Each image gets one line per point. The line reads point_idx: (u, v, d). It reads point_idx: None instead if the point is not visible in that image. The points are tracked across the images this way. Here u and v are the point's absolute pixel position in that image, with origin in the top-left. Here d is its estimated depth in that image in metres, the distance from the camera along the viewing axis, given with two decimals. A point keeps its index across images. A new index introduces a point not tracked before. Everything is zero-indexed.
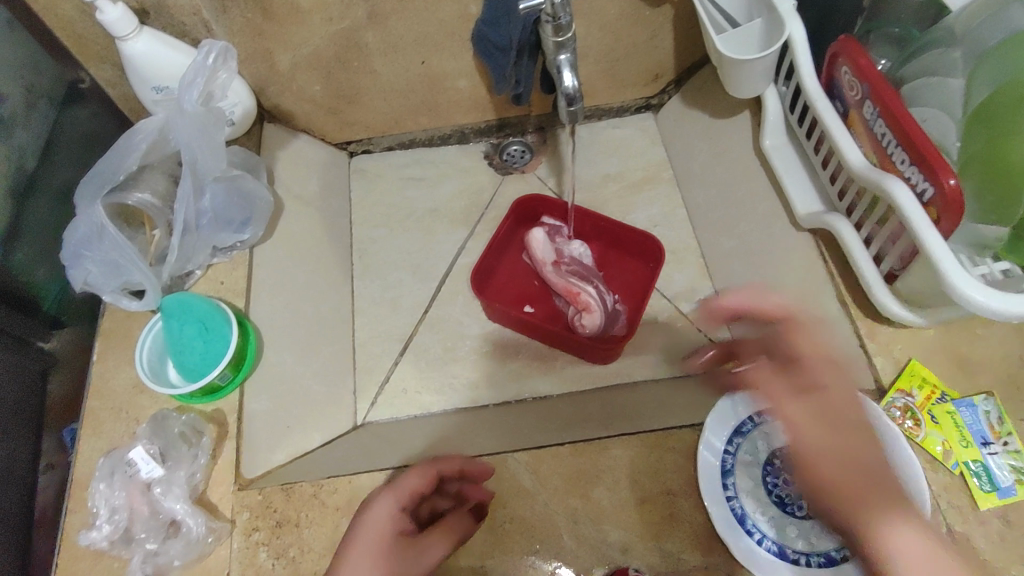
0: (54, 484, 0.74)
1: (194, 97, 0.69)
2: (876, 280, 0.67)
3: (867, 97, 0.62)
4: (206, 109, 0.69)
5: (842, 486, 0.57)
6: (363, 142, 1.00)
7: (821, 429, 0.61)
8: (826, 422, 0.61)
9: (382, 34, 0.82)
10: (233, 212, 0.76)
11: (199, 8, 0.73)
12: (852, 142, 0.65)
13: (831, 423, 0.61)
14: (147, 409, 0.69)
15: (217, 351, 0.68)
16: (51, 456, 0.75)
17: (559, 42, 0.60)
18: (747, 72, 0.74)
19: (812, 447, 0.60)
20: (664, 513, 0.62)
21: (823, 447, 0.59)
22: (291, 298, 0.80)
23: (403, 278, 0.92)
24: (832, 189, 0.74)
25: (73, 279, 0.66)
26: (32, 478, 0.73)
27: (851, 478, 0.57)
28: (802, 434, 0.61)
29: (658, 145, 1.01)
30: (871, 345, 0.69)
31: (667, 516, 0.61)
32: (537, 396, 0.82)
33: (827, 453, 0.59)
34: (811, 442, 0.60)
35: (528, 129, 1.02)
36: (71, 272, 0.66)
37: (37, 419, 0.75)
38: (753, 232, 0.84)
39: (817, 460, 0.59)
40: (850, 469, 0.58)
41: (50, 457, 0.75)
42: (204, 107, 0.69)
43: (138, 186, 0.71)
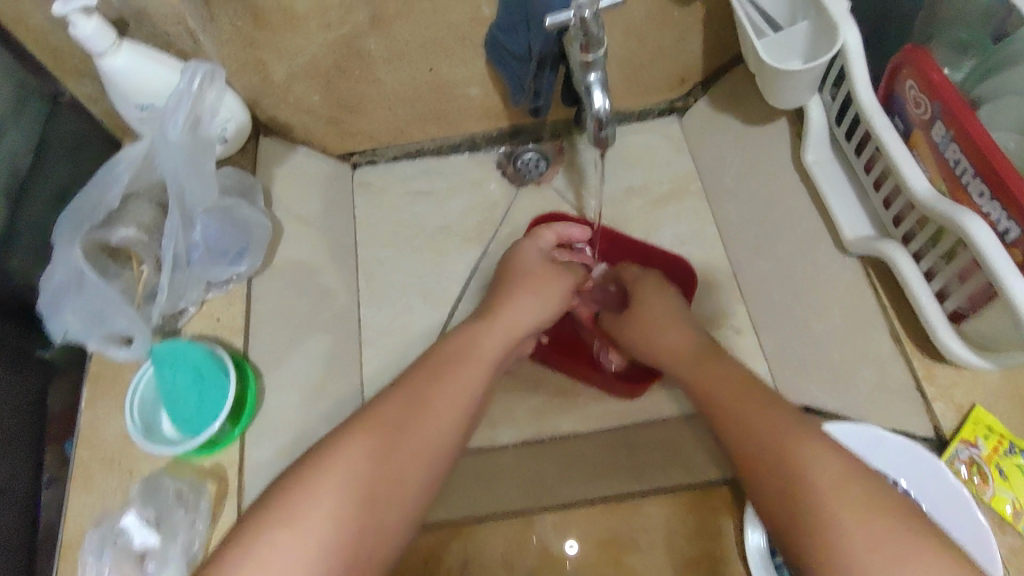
0: (55, 501, 0.73)
1: (180, 123, 0.62)
2: (938, 319, 0.61)
3: (939, 117, 0.55)
4: (193, 136, 0.63)
5: (766, 436, 0.54)
6: (366, 153, 0.93)
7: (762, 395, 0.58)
8: (677, 327, 0.70)
9: (387, 40, 0.75)
10: (227, 242, 0.69)
11: (183, 17, 0.65)
12: (916, 168, 0.58)
13: (681, 321, 0.71)
14: (141, 463, 0.63)
15: (214, 401, 0.62)
16: (52, 471, 0.74)
17: (589, 60, 0.53)
18: (794, 82, 0.67)
19: (756, 418, 0.56)
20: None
21: (687, 347, 0.68)
22: (293, 331, 0.75)
23: (413, 303, 0.86)
24: (885, 213, 0.67)
25: (53, 331, 0.61)
26: (34, 496, 0.73)
27: (802, 442, 0.52)
28: (715, 384, 0.61)
29: (683, 153, 0.94)
30: (929, 390, 0.64)
31: None
32: (559, 436, 0.75)
33: (693, 352, 0.67)
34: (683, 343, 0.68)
35: (543, 135, 0.94)
36: (50, 326, 0.61)
37: (36, 441, 0.73)
38: (792, 254, 0.77)
39: (756, 424, 0.55)
40: (811, 443, 0.52)
41: (52, 471, 0.73)
42: (191, 134, 0.63)
43: (123, 220, 0.64)
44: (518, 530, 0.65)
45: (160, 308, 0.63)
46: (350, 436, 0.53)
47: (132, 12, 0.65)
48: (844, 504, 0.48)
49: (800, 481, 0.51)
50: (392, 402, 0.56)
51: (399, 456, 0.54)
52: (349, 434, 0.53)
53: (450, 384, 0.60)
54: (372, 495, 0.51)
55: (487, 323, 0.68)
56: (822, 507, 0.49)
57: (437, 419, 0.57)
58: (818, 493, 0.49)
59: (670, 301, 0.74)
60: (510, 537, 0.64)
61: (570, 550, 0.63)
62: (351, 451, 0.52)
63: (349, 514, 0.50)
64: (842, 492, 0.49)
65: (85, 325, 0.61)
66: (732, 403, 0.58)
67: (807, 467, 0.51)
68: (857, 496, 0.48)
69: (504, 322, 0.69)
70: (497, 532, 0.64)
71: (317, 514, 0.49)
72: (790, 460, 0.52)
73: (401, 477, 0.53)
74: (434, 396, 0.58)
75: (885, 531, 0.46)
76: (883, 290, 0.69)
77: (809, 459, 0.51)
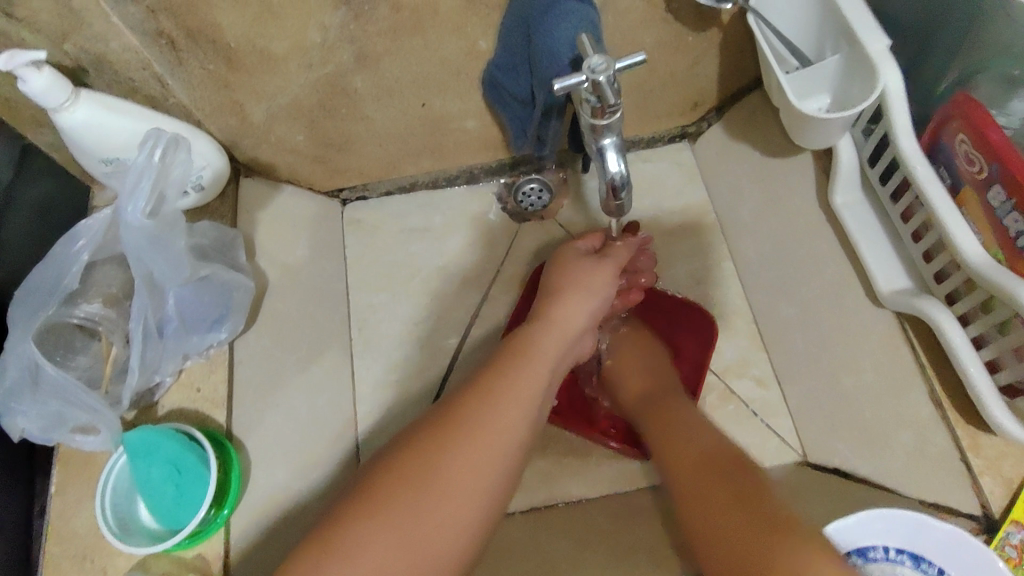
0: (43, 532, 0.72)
1: (140, 207, 0.56)
2: (988, 391, 0.55)
3: (998, 179, 0.50)
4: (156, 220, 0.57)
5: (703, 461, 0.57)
6: (357, 188, 0.86)
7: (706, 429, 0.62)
8: (646, 377, 0.71)
9: (373, 77, 0.68)
10: (205, 309, 0.64)
11: (148, 62, 0.61)
12: (967, 231, 0.52)
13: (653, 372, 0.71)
14: (116, 559, 0.57)
15: (194, 493, 0.58)
16: None
17: (602, 124, 0.47)
18: (824, 126, 0.61)
19: (692, 436, 0.60)
20: None
21: (647, 399, 0.68)
22: (279, 396, 0.69)
23: (409, 355, 0.80)
24: (926, 267, 0.61)
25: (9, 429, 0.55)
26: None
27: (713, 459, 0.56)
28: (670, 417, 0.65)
29: (697, 184, 0.87)
30: (975, 462, 0.58)
31: None
32: (570, 501, 0.70)
33: (651, 404, 0.67)
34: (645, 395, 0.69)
35: (546, 166, 0.85)
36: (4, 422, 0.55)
37: None
38: (820, 301, 0.70)
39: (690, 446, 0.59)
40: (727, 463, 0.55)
41: None
42: (154, 216, 0.57)
43: (87, 294, 0.60)
44: None
45: (131, 392, 0.57)
46: (383, 483, 0.49)
47: (91, 58, 0.59)
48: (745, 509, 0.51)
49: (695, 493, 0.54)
50: (428, 433, 0.52)
51: (438, 501, 0.49)
52: (385, 481, 0.49)
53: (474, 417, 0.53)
54: (410, 540, 0.47)
55: (544, 327, 0.61)
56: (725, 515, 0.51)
57: (486, 451, 0.51)
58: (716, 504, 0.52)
59: (654, 357, 0.73)
60: None
61: None
62: (388, 497, 0.48)
63: (388, 556, 0.46)
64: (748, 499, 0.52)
65: (45, 428, 0.55)
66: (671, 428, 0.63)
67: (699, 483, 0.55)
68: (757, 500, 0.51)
69: (559, 326, 0.61)
70: None
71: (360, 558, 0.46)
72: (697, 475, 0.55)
73: (443, 524, 0.48)
74: (486, 428, 0.52)
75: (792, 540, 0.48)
76: (921, 347, 0.62)
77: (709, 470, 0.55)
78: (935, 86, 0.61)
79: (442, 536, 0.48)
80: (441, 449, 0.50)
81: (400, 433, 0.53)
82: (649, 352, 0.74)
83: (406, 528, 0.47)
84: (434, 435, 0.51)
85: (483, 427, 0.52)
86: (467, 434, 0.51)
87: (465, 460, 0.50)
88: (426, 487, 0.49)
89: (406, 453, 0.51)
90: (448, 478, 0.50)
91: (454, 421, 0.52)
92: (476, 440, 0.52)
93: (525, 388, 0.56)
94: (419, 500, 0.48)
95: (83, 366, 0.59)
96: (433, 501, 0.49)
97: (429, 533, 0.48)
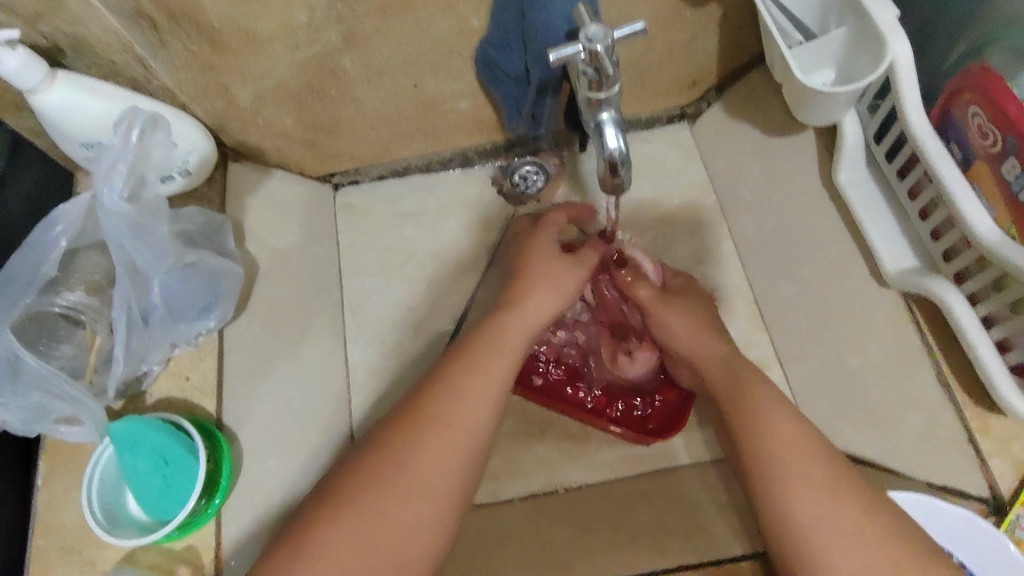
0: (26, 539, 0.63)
1: (118, 190, 0.54)
2: (999, 372, 0.54)
3: (1014, 152, 0.48)
4: (136, 204, 0.55)
5: (770, 457, 0.52)
6: (348, 172, 0.83)
7: (795, 421, 0.54)
8: (712, 337, 0.64)
9: (363, 58, 0.66)
10: (193, 297, 0.62)
11: (129, 43, 0.59)
12: (980, 208, 0.51)
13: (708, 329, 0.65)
14: (104, 551, 0.56)
15: (182, 488, 0.56)
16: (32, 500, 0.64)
17: (599, 98, 0.46)
18: (828, 102, 0.59)
19: (783, 441, 0.53)
20: None
21: (717, 360, 0.62)
22: (271, 385, 0.67)
23: (404, 341, 0.78)
24: (933, 246, 0.60)
25: None
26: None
27: (807, 487, 0.50)
28: (753, 402, 0.56)
29: (695, 163, 0.82)
30: (985, 445, 0.58)
31: None
32: (570, 487, 0.68)
33: (718, 365, 0.62)
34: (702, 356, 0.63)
35: (541, 146, 0.83)
36: None
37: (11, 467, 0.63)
38: (823, 282, 0.68)
39: (775, 461, 0.52)
40: (826, 490, 0.50)
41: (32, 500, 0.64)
42: (134, 200, 0.55)
43: (69, 282, 0.58)
44: None
45: (115, 381, 0.56)
46: (348, 487, 0.49)
47: (69, 40, 0.57)
48: (840, 556, 0.47)
49: (785, 526, 0.50)
50: (388, 435, 0.52)
51: (406, 499, 0.49)
52: (348, 487, 0.49)
53: (441, 406, 0.53)
54: (376, 541, 0.47)
55: (508, 320, 0.61)
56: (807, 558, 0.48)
57: (444, 447, 0.51)
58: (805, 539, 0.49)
59: (701, 313, 0.67)
60: None
61: None
62: (354, 500, 0.48)
63: (356, 560, 0.46)
64: (844, 541, 0.48)
65: (27, 420, 0.53)
66: (751, 412, 0.55)
67: (788, 513, 0.50)
68: (849, 544, 0.47)
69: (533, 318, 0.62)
70: None
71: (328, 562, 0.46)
72: (773, 498, 0.51)
73: (408, 524, 0.48)
74: (447, 424, 0.52)
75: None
76: (926, 325, 0.62)
77: (793, 498, 0.50)
78: (944, 58, 0.59)
79: (410, 536, 0.48)
80: (403, 451, 0.50)
81: (369, 435, 0.53)
82: (700, 305, 0.67)
83: (371, 530, 0.47)
84: (396, 435, 0.51)
85: (445, 425, 0.52)
86: (431, 433, 0.52)
87: (423, 460, 0.50)
88: (385, 487, 0.49)
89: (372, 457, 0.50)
90: (411, 478, 0.50)
91: (411, 422, 0.52)
92: (436, 439, 0.52)
93: (491, 379, 0.56)
94: (382, 501, 0.48)
95: (67, 355, 0.57)
96: (395, 501, 0.49)
97: (397, 534, 0.48)
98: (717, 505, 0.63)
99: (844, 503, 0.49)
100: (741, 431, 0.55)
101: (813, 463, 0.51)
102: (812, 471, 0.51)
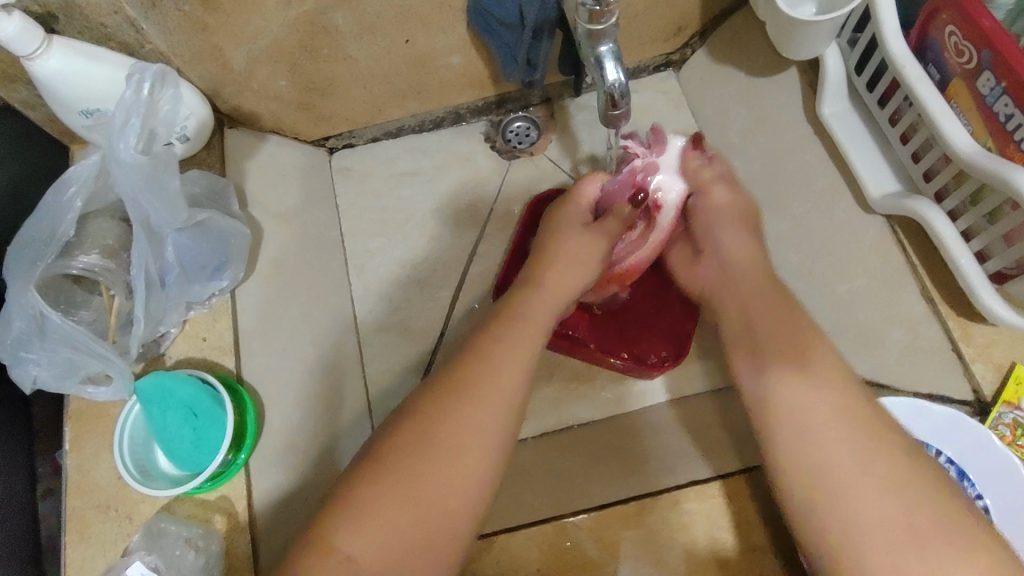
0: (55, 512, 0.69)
1: (133, 145, 0.55)
2: (979, 280, 0.58)
3: (989, 66, 0.51)
4: (151, 159, 0.56)
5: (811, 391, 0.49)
6: (343, 136, 0.84)
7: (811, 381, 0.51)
8: None
9: (355, 14, 0.66)
10: (205, 257, 0.64)
11: (120, 4, 0.57)
12: (956, 122, 0.54)
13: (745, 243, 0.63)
14: (141, 506, 0.58)
15: (212, 438, 0.59)
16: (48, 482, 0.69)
17: (599, 30, 0.49)
18: (811, 34, 0.62)
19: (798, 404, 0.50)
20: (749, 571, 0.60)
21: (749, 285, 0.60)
22: (285, 343, 0.69)
23: (410, 296, 0.80)
24: (914, 169, 0.64)
25: (21, 384, 0.56)
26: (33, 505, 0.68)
27: (837, 441, 0.47)
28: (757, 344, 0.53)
29: (683, 111, 0.83)
30: (967, 351, 0.62)
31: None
32: (580, 424, 0.70)
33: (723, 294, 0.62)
34: (723, 277, 0.62)
35: (533, 101, 0.85)
36: (14, 377, 0.56)
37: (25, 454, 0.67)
38: (810, 214, 0.71)
39: (793, 415, 0.50)
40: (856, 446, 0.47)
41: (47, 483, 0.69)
42: (148, 156, 0.56)
43: (83, 246, 0.59)
44: (553, 538, 0.62)
45: (137, 341, 0.58)
46: (381, 451, 0.47)
47: (61, 5, 0.56)
48: (874, 509, 0.45)
49: (807, 482, 0.47)
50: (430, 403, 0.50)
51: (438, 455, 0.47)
52: (388, 449, 0.47)
53: (468, 356, 0.52)
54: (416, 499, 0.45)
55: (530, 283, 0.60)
56: (838, 512, 0.46)
57: (487, 411, 0.49)
58: (829, 498, 0.46)
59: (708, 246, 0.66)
60: (544, 547, 0.62)
61: (610, 521, 0.62)
62: (392, 460, 0.46)
63: (396, 517, 0.45)
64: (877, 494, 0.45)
65: (58, 376, 0.56)
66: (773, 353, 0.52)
67: (821, 466, 0.47)
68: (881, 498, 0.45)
69: (552, 270, 0.62)
70: (530, 540, 0.62)
71: (365, 521, 0.44)
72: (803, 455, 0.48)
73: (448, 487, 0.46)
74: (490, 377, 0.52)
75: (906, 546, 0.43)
76: (910, 246, 0.66)
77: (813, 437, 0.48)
78: None
79: (448, 496, 0.46)
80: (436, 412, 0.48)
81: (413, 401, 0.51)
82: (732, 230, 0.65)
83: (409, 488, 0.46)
84: (435, 401, 0.49)
85: (481, 391, 0.50)
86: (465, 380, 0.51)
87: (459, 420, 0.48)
88: (426, 448, 0.47)
89: (410, 432, 0.48)
90: (440, 440, 0.47)
91: (448, 376, 0.51)
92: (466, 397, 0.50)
93: (505, 317, 0.56)
94: (419, 462, 0.46)
95: (88, 318, 0.60)
96: (436, 465, 0.46)
97: (432, 491, 0.46)
98: (723, 426, 0.66)
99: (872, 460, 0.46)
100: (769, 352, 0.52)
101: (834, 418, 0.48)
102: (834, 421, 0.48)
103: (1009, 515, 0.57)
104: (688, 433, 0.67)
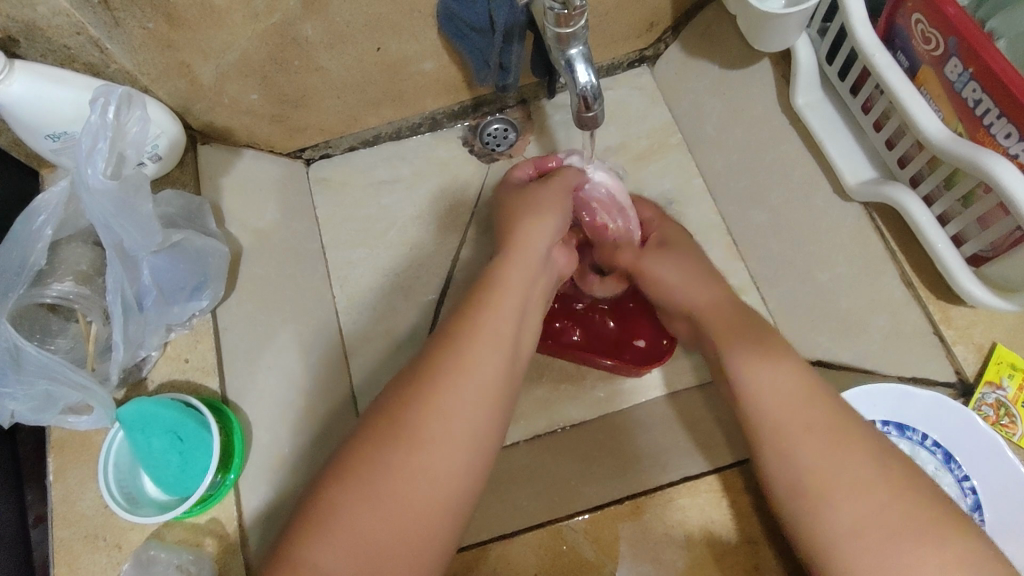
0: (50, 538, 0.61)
1: (102, 168, 0.55)
2: (957, 264, 0.59)
3: (955, 53, 0.52)
4: (121, 182, 0.55)
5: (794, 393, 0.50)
6: (319, 146, 0.83)
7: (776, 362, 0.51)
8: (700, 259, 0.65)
9: (323, 24, 0.65)
10: (182, 278, 0.64)
11: (82, 25, 0.56)
12: (927, 108, 0.55)
13: None
14: (130, 533, 0.58)
15: (197, 461, 0.58)
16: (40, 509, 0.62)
17: (568, 33, 0.49)
18: (781, 26, 0.62)
19: (783, 392, 0.50)
20: (748, 566, 0.60)
21: None
22: (271, 360, 0.68)
23: (395, 305, 0.78)
24: (889, 155, 0.64)
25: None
26: (23, 534, 0.60)
27: (811, 429, 0.48)
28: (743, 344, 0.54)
29: (659, 106, 0.82)
30: (948, 333, 0.63)
31: (753, 569, 0.60)
32: (570, 424, 0.70)
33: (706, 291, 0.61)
34: None
35: (509, 103, 0.85)
36: None
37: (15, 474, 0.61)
38: (789, 204, 0.71)
39: (765, 406, 0.50)
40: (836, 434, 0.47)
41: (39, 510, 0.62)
42: (119, 179, 0.55)
43: (57, 274, 0.58)
44: (549, 542, 0.62)
45: (117, 367, 0.58)
46: (360, 469, 0.46)
47: (21, 28, 0.55)
48: (852, 501, 0.45)
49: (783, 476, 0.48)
50: (412, 402, 0.49)
51: (423, 472, 0.46)
52: (365, 456, 0.46)
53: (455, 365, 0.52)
54: (389, 513, 0.45)
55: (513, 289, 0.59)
56: (821, 503, 0.45)
57: (457, 412, 0.49)
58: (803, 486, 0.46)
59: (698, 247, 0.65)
60: (540, 552, 0.62)
61: (603, 521, 0.62)
62: (370, 481, 0.45)
63: (373, 534, 0.44)
64: (850, 486, 0.45)
65: (37, 409, 0.56)
66: (750, 349, 0.53)
67: (811, 458, 0.47)
68: (866, 485, 0.45)
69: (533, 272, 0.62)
70: (526, 546, 0.62)
71: (341, 542, 0.44)
72: (776, 444, 0.49)
73: (416, 503, 0.45)
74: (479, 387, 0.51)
75: (896, 541, 0.43)
76: (888, 231, 0.67)
77: (799, 438, 0.48)
78: None
79: (424, 511, 0.45)
80: (414, 430, 0.47)
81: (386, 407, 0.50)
82: None
83: (386, 504, 0.45)
84: (411, 402, 0.48)
85: (455, 392, 0.49)
86: (447, 392, 0.49)
87: (439, 423, 0.48)
88: (398, 458, 0.46)
89: (388, 449, 0.46)
90: (426, 453, 0.46)
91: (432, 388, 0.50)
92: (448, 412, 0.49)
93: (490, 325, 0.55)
94: (402, 474, 0.46)
95: (65, 346, 0.59)
96: (407, 477, 0.46)
97: (407, 506, 0.45)
98: (711, 421, 0.66)
99: (856, 452, 0.46)
100: (744, 356, 0.53)
101: (824, 415, 0.48)
102: (807, 410, 0.49)
103: (996, 495, 0.57)
104: (679, 430, 0.67)
